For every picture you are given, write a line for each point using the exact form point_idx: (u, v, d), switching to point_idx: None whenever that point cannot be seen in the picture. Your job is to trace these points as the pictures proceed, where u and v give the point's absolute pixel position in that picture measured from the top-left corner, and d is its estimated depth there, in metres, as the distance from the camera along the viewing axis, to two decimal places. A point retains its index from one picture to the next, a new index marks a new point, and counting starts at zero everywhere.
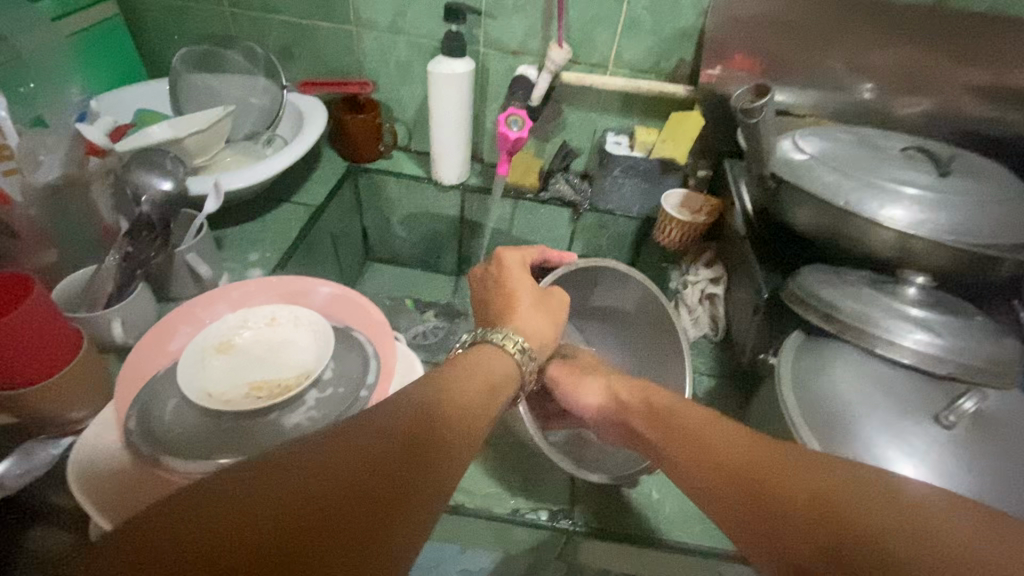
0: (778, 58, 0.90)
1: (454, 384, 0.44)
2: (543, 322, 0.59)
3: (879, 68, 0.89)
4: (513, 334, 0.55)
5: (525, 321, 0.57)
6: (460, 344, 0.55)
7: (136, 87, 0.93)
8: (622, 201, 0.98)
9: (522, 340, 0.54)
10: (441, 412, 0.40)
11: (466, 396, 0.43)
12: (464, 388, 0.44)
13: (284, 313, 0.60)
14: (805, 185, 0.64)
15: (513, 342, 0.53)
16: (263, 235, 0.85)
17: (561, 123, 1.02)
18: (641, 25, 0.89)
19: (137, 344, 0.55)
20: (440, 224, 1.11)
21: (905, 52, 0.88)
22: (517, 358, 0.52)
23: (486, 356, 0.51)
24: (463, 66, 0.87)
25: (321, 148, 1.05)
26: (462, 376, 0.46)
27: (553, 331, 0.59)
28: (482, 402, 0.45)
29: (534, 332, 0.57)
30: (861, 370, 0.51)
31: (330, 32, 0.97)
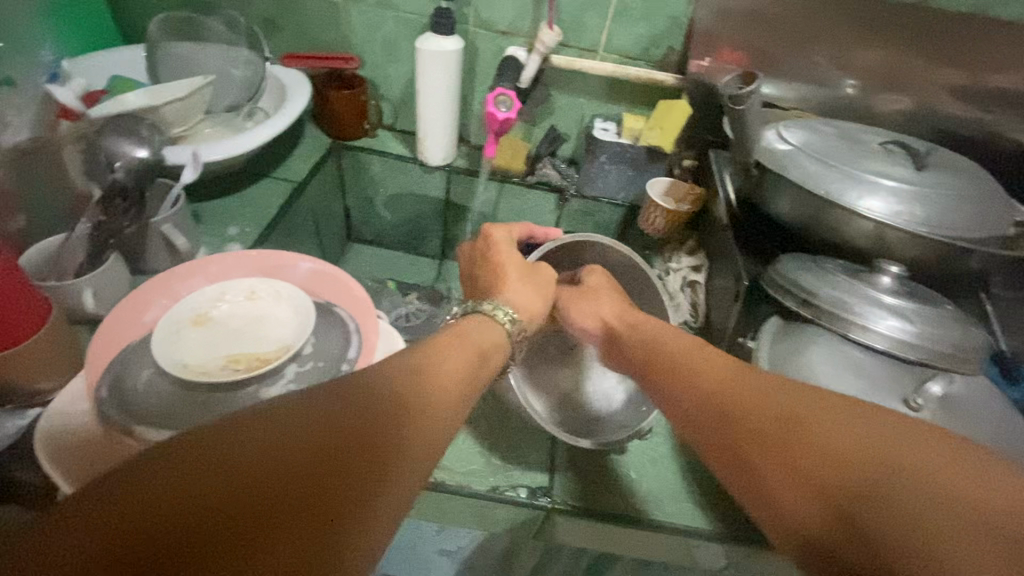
0: (766, 50, 0.91)
1: (447, 352, 0.44)
2: (533, 294, 0.59)
3: (863, 64, 0.90)
4: (502, 305, 0.55)
5: (514, 293, 0.57)
6: (451, 316, 0.55)
7: (111, 54, 0.90)
8: (608, 188, 0.99)
9: (513, 313, 0.55)
10: (430, 379, 0.40)
11: (459, 363, 0.44)
12: (452, 357, 0.44)
13: (264, 288, 0.59)
14: (788, 174, 0.65)
15: (503, 314, 0.53)
16: (243, 209, 0.83)
17: (550, 108, 1.01)
18: (631, 11, 0.89)
19: (110, 313, 0.54)
20: (425, 206, 1.10)
21: (889, 49, 0.89)
22: (506, 328, 0.52)
23: (479, 326, 0.50)
24: (451, 44, 0.86)
25: (304, 124, 1.02)
26: (457, 345, 0.46)
27: (541, 305, 0.59)
28: (476, 369, 0.45)
29: (523, 302, 0.57)
30: (834, 354, 0.52)
31: (316, 5, 0.94)
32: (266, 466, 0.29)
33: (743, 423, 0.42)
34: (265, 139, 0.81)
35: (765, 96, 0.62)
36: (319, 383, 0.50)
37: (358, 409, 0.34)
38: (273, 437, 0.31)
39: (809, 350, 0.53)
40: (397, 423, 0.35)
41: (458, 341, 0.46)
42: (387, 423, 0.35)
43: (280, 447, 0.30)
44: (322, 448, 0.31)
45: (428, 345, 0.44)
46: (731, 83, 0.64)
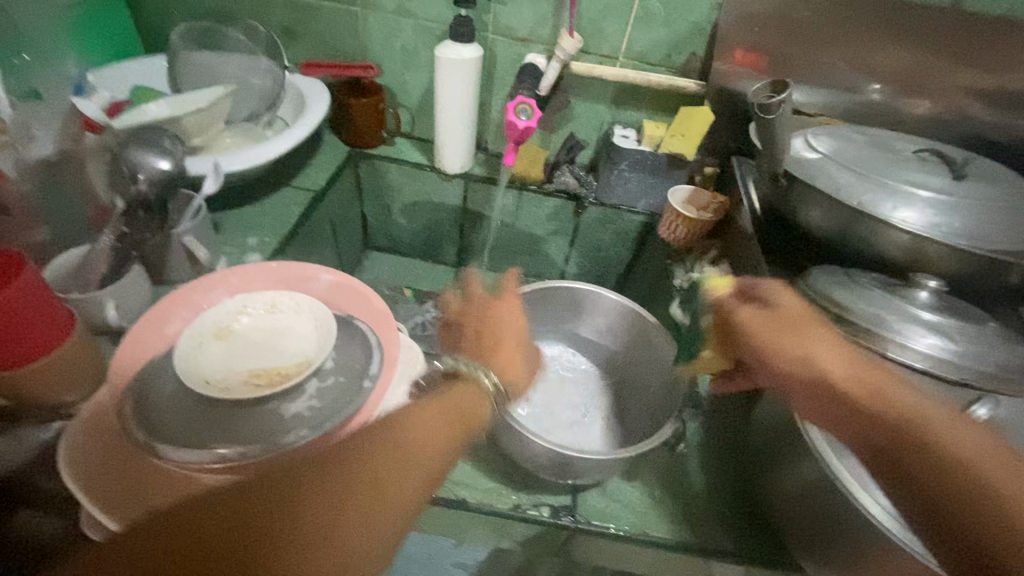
0: (791, 55, 0.89)
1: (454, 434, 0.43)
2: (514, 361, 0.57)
3: (891, 70, 0.88)
4: (488, 368, 0.50)
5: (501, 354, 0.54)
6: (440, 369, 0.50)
7: (134, 63, 0.91)
8: (627, 196, 0.98)
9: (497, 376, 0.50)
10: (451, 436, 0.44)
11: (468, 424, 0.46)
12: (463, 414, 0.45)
13: (284, 299, 0.59)
14: (820, 186, 0.63)
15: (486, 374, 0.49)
16: (262, 218, 0.83)
17: (568, 114, 1.00)
18: (653, 17, 0.87)
19: (133, 326, 0.54)
20: (441, 214, 1.09)
21: (917, 53, 0.86)
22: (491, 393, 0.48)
23: (463, 393, 0.46)
24: (471, 52, 0.86)
25: (322, 132, 1.02)
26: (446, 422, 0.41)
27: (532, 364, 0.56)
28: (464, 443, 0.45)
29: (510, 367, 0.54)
30: None
31: (335, 12, 0.94)
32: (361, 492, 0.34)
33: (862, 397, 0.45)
34: (286, 148, 0.81)
35: (794, 105, 0.59)
36: (340, 400, 0.49)
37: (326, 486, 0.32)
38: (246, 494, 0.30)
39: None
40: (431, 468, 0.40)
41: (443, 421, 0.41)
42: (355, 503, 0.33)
43: (248, 508, 0.30)
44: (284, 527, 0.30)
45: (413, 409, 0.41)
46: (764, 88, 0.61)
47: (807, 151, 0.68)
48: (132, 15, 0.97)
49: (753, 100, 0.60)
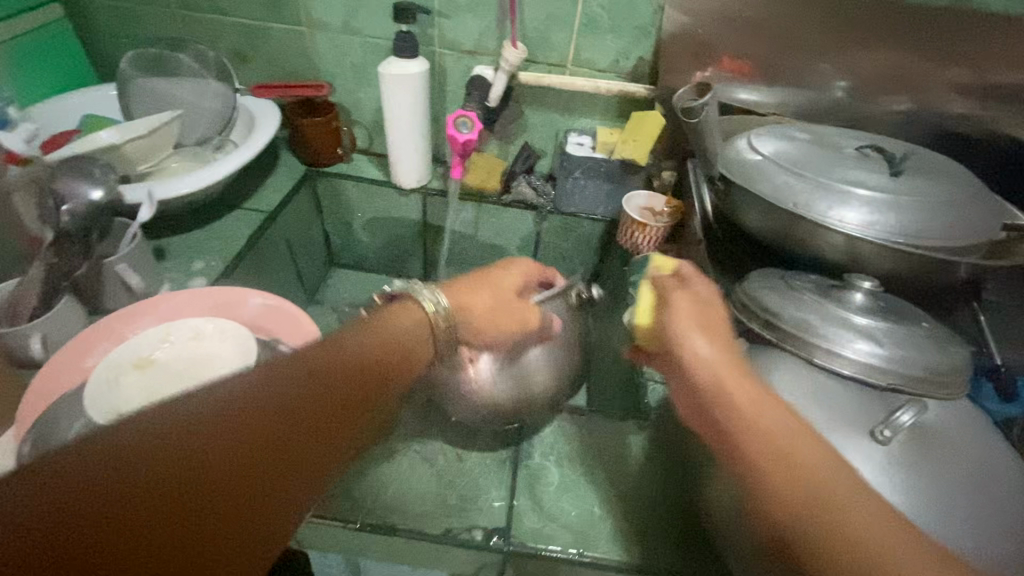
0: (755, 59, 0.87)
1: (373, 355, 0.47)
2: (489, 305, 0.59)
3: (863, 71, 0.86)
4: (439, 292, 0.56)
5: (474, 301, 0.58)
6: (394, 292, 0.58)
7: (83, 92, 0.92)
8: (584, 204, 0.97)
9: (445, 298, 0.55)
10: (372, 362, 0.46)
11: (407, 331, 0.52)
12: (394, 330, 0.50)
13: (211, 326, 0.58)
14: (755, 186, 0.62)
15: (430, 299, 0.55)
16: (210, 242, 0.83)
17: (523, 124, 0.99)
18: (598, 23, 0.86)
19: (55, 357, 0.53)
20: (403, 228, 1.08)
21: (876, 51, 0.85)
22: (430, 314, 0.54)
23: (401, 316, 0.52)
24: (415, 67, 0.85)
25: (278, 153, 1.02)
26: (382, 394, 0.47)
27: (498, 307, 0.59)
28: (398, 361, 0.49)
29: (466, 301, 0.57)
30: (804, 383, 0.48)
31: (282, 33, 0.94)
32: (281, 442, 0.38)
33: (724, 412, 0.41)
34: (226, 171, 0.80)
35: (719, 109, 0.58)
36: None
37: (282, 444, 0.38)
38: (227, 434, 0.35)
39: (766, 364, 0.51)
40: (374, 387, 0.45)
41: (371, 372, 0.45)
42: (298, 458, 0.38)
43: (214, 478, 0.34)
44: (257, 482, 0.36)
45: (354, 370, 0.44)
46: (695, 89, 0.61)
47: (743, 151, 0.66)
48: (84, 45, 0.98)
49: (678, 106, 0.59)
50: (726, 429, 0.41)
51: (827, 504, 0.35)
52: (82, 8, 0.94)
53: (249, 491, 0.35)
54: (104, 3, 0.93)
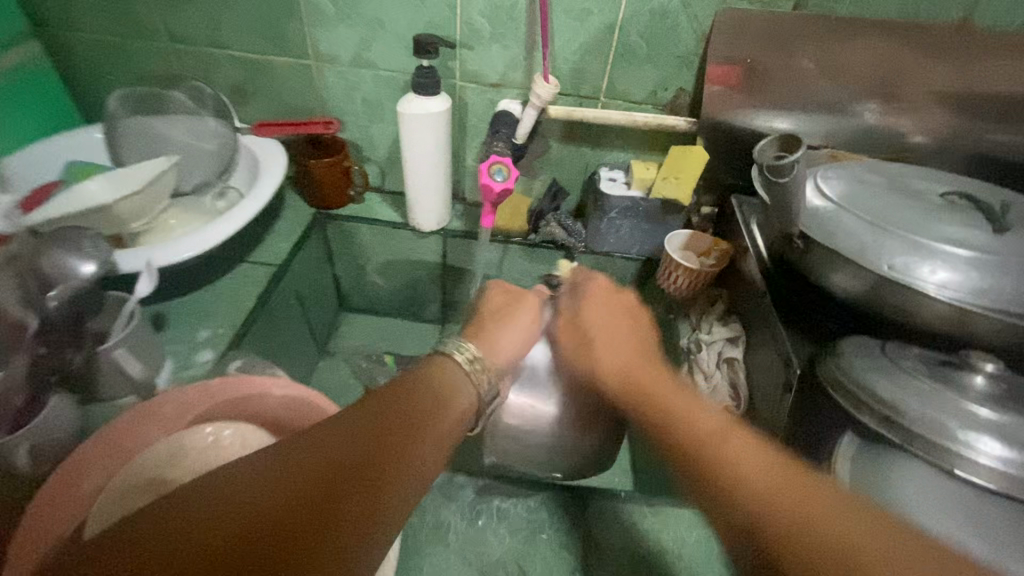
0: (766, 79, 0.80)
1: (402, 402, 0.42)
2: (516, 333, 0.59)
3: (876, 79, 0.79)
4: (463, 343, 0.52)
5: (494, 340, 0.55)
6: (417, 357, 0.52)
7: (63, 137, 0.82)
8: (619, 244, 0.90)
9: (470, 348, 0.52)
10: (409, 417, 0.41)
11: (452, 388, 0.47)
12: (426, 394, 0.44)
13: (233, 430, 0.52)
14: (838, 245, 0.56)
15: (461, 352, 0.50)
16: (215, 305, 0.74)
17: (550, 159, 0.92)
18: (636, 53, 0.79)
19: (49, 478, 0.45)
20: (420, 271, 1.00)
21: (914, 65, 0.78)
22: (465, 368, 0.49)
23: (436, 376, 0.47)
24: (437, 105, 0.78)
25: (284, 195, 0.94)
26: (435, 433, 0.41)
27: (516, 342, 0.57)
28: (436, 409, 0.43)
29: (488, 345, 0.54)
30: (933, 491, 0.46)
31: (287, 68, 0.86)
32: (290, 497, 0.32)
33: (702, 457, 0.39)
34: (238, 226, 0.73)
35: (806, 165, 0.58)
36: None
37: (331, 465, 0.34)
38: (243, 493, 0.32)
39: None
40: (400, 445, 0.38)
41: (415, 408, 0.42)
42: (330, 491, 0.33)
43: (219, 534, 0.30)
44: (312, 510, 0.32)
45: (394, 408, 0.41)
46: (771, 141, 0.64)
47: (815, 198, 0.60)
48: (65, 83, 0.89)
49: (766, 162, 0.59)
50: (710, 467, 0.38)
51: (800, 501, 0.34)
52: (63, 42, 0.84)
53: (282, 538, 0.30)
54: (86, 38, 0.84)
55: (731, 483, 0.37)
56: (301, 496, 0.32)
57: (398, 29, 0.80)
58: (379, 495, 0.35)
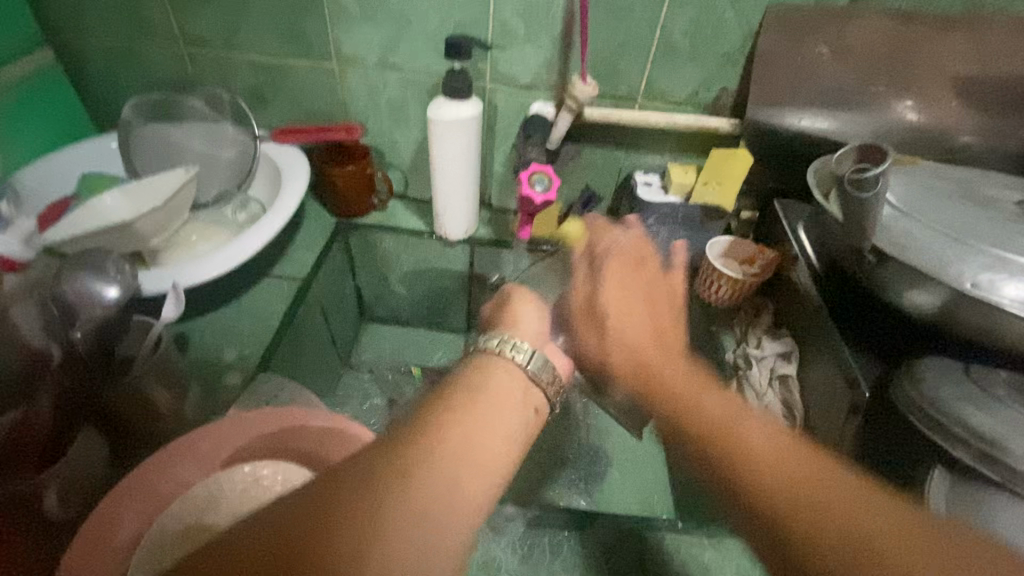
0: (782, 76, 0.74)
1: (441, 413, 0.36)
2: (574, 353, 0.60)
3: (879, 66, 0.74)
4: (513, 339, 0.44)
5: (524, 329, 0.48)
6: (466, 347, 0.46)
7: (77, 148, 0.79)
8: (656, 251, 0.86)
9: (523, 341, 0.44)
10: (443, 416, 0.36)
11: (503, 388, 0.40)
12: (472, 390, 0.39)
13: (274, 469, 0.48)
14: (911, 259, 0.52)
15: (521, 354, 0.42)
16: (240, 323, 0.70)
17: (582, 163, 0.88)
18: (677, 51, 0.75)
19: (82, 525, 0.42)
20: (446, 280, 0.96)
21: (933, 58, 0.73)
22: (517, 361, 0.42)
23: (481, 378, 0.40)
24: (469, 109, 0.74)
25: (304, 204, 0.90)
26: (487, 421, 0.36)
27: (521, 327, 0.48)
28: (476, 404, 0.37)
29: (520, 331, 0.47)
30: None
31: (309, 72, 0.82)
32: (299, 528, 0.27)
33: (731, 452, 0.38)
34: (263, 243, 0.69)
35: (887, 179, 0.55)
36: None
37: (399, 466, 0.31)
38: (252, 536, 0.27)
39: (993, 516, 0.41)
40: (432, 437, 0.33)
41: (464, 406, 0.36)
42: (345, 503, 0.28)
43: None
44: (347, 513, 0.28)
45: (439, 407, 0.36)
46: (847, 153, 0.60)
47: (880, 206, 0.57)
48: (78, 90, 0.85)
49: (847, 176, 0.55)
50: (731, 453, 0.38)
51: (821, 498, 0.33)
52: (76, 48, 0.81)
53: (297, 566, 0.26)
54: (99, 43, 0.80)
55: (741, 464, 0.36)
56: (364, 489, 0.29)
57: (426, 30, 0.76)
58: (427, 479, 0.31)
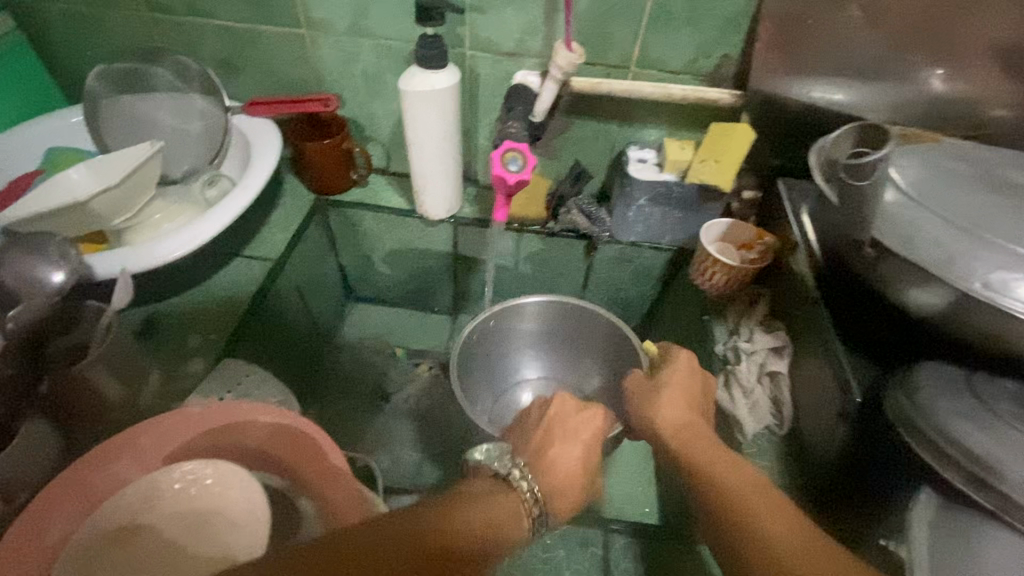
0: (810, 41, 0.67)
1: (474, 499, 0.43)
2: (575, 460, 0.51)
3: (920, 34, 0.66)
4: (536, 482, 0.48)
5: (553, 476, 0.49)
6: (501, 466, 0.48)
7: (42, 122, 0.76)
8: (649, 232, 0.80)
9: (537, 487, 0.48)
10: (465, 511, 0.41)
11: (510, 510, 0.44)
12: (497, 505, 0.44)
13: (215, 474, 0.44)
14: (918, 257, 0.46)
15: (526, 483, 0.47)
16: (208, 308, 0.68)
17: (572, 137, 0.82)
18: (673, 15, 0.68)
19: (13, 521, 0.41)
20: (430, 261, 0.92)
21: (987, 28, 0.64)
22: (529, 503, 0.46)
23: (503, 509, 0.44)
24: (444, 80, 0.68)
25: (280, 180, 0.85)
26: (488, 501, 0.44)
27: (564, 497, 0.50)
28: (496, 524, 0.42)
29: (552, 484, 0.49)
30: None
31: (278, 37, 0.77)
32: None
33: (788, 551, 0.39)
34: (221, 226, 0.66)
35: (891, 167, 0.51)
36: None
37: (427, 544, 0.36)
38: None
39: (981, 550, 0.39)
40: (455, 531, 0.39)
41: (464, 496, 0.44)
42: None
43: None
44: None
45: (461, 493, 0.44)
46: (846, 134, 0.59)
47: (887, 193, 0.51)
48: (45, 61, 0.82)
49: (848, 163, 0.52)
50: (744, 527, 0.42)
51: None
52: (36, 15, 0.77)
53: None
54: (59, 9, 0.76)
55: (759, 530, 0.41)
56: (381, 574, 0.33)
57: None
58: None
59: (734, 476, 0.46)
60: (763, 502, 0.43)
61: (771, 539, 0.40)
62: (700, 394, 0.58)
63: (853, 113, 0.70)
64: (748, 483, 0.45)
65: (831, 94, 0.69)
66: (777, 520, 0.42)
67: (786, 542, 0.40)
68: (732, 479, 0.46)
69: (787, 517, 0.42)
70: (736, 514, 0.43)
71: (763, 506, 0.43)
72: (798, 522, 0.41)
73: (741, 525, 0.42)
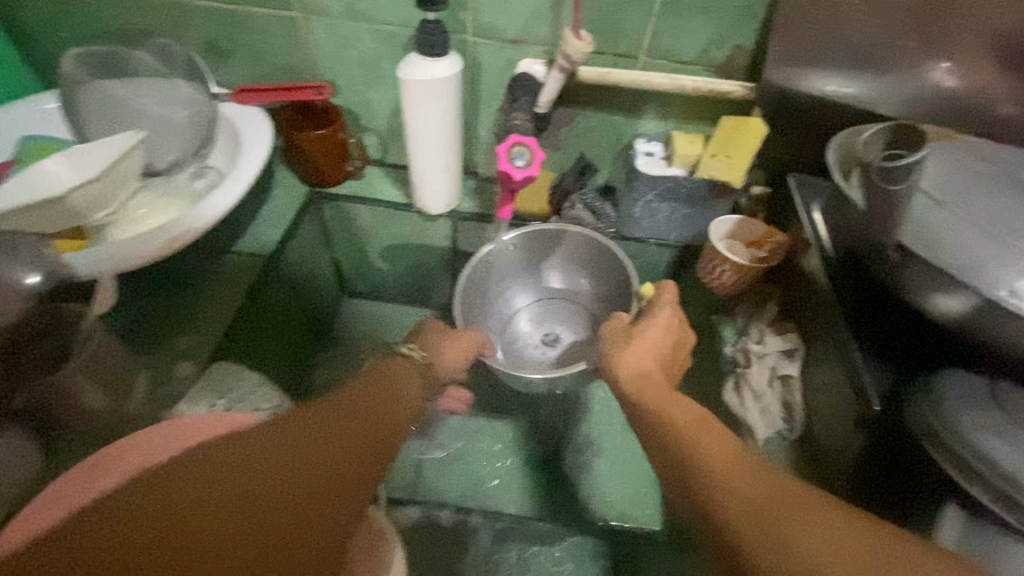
0: (812, 28, 0.64)
1: (386, 381, 0.51)
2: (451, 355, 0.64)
3: (922, 21, 0.64)
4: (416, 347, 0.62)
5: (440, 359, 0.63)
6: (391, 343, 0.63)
7: (17, 109, 0.72)
8: (656, 228, 0.78)
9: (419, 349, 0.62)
10: (385, 389, 0.50)
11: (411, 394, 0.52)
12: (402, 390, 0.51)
13: None
14: (944, 261, 0.45)
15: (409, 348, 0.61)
16: (196, 306, 0.65)
17: (577, 129, 0.79)
18: (685, 2, 0.65)
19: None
20: (429, 256, 0.89)
21: (1005, 23, 0.62)
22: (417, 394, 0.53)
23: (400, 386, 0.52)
24: (445, 68, 0.65)
25: (272, 171, 0.81)
26: (392, 384, 0.51)
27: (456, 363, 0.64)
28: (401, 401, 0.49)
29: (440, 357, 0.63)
30: None
31: (268, 20, 0.72)
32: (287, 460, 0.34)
33: (733, 473, 0.37)
34: (208, 223, 0.62)
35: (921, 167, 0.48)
36: None
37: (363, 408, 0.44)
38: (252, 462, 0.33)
39: None
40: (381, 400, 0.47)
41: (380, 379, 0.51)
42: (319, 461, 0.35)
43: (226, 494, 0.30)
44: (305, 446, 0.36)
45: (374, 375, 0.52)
46: (877, 135, 0.55)
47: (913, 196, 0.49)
48: (20, 43, 0.77)
49: (875, 164, 0.49)
50: (694, 454, 0.40)
51: (783, 499, 0.35)
52: None
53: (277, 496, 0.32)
54: None
55: (704, 455, 0.39)
56: (326, 457, 0.36)
57: None
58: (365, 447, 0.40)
59: (685, 408, 0.45)
60: (710, 431, 0.42)
61: (721, 462, 0.38)
62: (668, 346, 0.56)
63: (868, 106, 0.68)
64: (697, 413, 0.44)
65: (846, 85, 0.67)
66: (726, 446, 0.40)
67: (735, 465, 0.38)
68: (678, 415, 0.44)
69: (736, 442, 0.40)
70: (685, 441, 0.41)
71: (711, 434, 0.41)
72: (743, 447, 0.40)
73: (692, 449, 0.40)
